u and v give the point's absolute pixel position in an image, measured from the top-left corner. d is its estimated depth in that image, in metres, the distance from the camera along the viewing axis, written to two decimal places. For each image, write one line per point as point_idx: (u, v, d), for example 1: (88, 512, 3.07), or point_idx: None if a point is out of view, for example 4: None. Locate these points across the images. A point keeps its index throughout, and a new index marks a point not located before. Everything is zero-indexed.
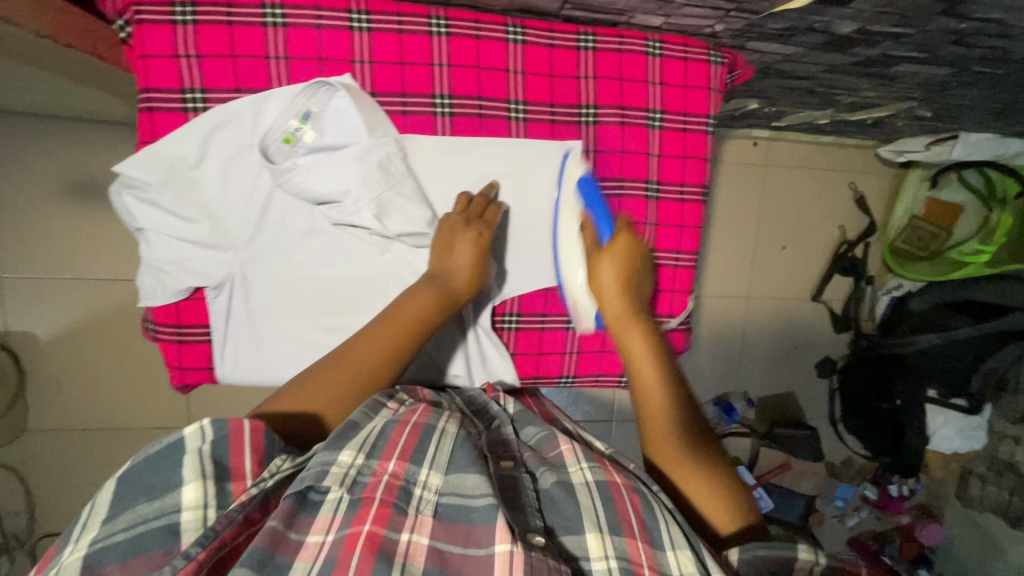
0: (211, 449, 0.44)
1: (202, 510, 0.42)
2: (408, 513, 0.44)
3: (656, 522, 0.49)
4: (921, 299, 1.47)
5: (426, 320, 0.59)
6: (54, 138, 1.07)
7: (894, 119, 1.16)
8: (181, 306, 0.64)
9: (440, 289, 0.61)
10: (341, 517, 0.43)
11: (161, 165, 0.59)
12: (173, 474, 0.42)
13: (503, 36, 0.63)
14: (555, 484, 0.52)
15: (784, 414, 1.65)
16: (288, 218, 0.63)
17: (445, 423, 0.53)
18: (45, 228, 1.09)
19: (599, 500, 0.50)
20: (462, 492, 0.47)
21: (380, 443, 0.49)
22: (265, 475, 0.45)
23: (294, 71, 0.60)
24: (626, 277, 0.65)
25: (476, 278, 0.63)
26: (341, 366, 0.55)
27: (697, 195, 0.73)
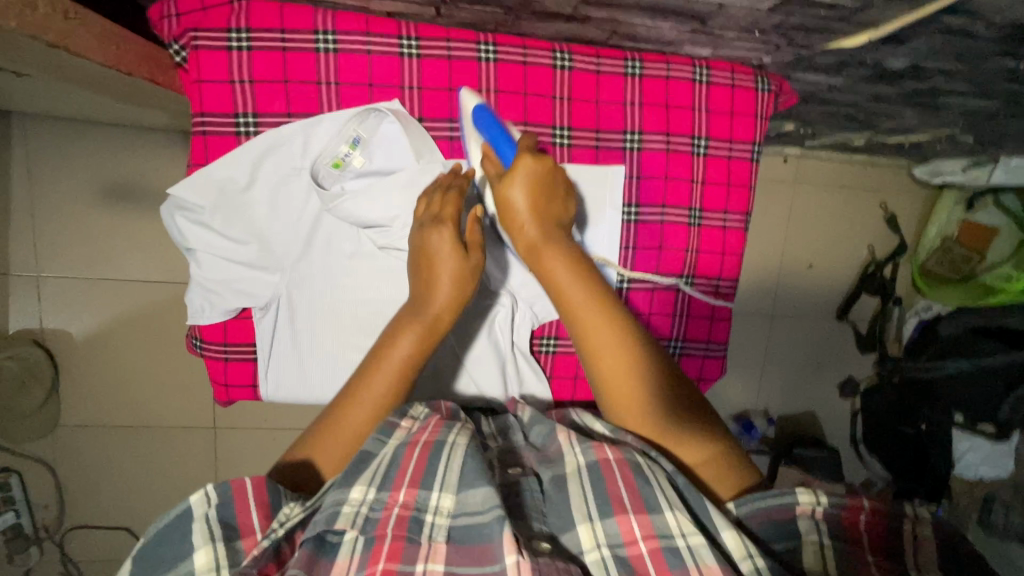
0: (217, 513, 0.46)
1: (216, 573, 0.44)
2: (421, 544, 0.45)
3: (649, 488, 0.48)
4: (949, 324, 1.44)
5: (411, 366, 0.56)
6: (95, 143, 1.09)
7: (932, 143, 1.15)
8: (229, 326, 0.64)
9: (421, 322, 0.57)
10: (358, 558, 0.45)
11: (212, 187, 0.60)
12: (184, 544, 0.45)
13: (550, 63, 0.64)
14: (553, 481, 0.51)
15: (803, 432, 1.64)
16: (333, 241, 0.64)
17: (455, 436, 0.51)
18: (83, 230, 1.11)
19: (591, 489, 0.48)
20: (469, 511, 0.46)
21: (391, 473, 0.48)
22: (276, 525, 0.45)
23: (344, 96, 0.61)
24: (542, 208, 0.56)
25: (459, 299, 0.58)
26: (321, 441, 0.53)
27: (741, 222, 0.72)
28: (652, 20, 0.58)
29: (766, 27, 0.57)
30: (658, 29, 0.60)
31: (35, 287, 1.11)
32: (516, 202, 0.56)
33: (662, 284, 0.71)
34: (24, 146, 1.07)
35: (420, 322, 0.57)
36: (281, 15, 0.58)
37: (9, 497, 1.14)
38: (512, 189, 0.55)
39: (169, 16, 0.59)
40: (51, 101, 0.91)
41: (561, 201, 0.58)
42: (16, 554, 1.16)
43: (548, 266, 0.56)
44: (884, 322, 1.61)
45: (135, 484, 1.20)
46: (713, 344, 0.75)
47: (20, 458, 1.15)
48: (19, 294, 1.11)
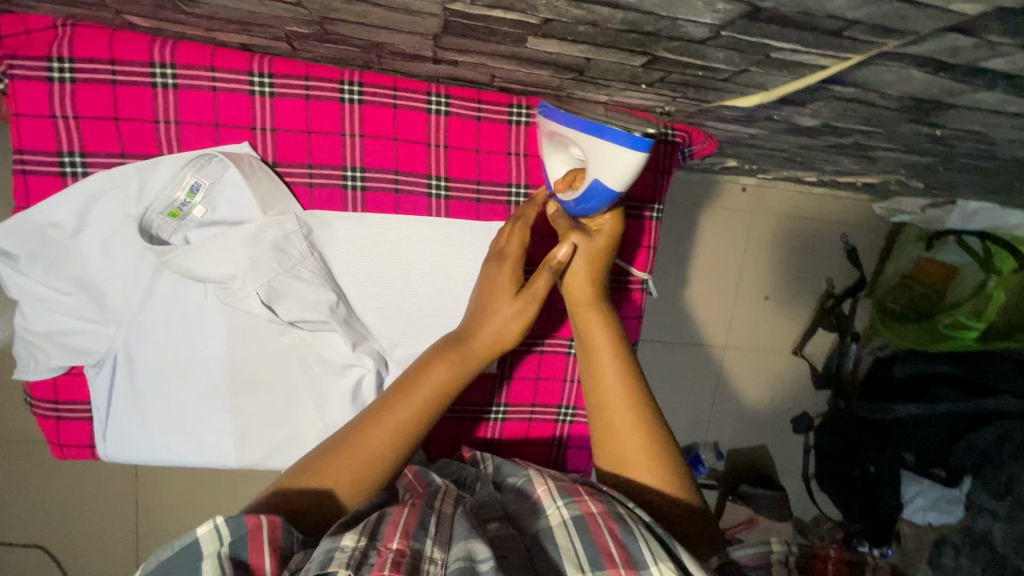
0: (230, 551, 0.39)
1: None
2: None
3: (633, 541, 0.44)
4: (904, 364, 1.40)
5: (446, 393, 0.54)
6: None
7: (885, 184, 1.09)
8: (58, 382, 0.59)
9: (458, 352, 0.55)
10: None
11: (33, 236, 0.54)
12: None
13: (424, 106, 0.58)
14: (540, 534, 0.48)
15: (754, 467, 1.60)
16: (176, 295, 0.58)
17: (441, 503, 0.50)
18: None
19: (576, 540, 0.45)
20: (462, 556, 0.42)
21: (384, 523, 0.45)
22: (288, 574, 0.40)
23: (186, 137, 0.55)
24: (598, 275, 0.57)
25: (502, 338, 0.57)
26: (344, 460, 0.48)
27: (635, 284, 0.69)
28: (526, 67, 0.52)
29: (651, 81, 0.51)
30: (538, 77, 0.54)
31: None
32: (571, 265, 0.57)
33: (551, 349, 0.70)
34: None
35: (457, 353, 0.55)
36: (109, 43, 0.51)
37: None
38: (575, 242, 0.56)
39: None
40: None
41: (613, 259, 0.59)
42: None
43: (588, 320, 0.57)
44: (840, 359, 1.56)
45: None
46: None
47: None
48: None
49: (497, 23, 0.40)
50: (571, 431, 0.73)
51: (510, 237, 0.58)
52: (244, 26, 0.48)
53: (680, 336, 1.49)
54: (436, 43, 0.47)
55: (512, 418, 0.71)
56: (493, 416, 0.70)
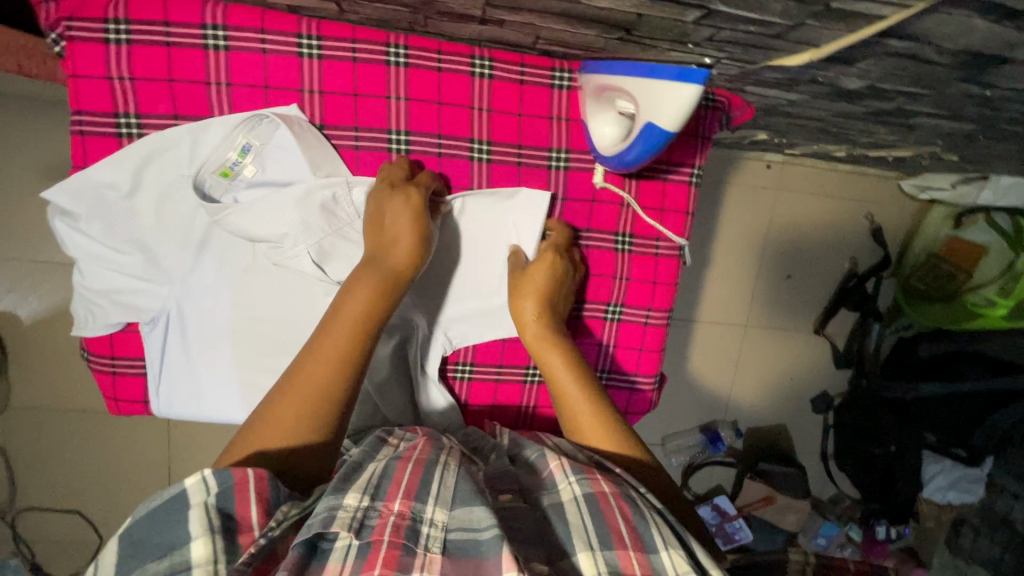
0: (217, 501, 0.40)
1: (211, 569, 0.38)
2: (417, 554, 0.41)
3: (646, 527, 0.45)
4: (929, 346, 1.39)
5: (365, 321, 0.52)
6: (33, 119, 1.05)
7: (916, 158, 1.09)
8: (114, 338, 0.61)
9: (381, 273, 0.55)
10: (351, 564, 0.40)
11: (91, 195, 0.56)
12: (178, 531, 0.39)
13: (468, 69, 0.58)
14: (550, 504, 0.48)
15: (771, 446, 1.61)
16: (227, 254, 0.60)
17: (446, 457, 0.51)
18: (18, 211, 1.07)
19: (587, 516, 0.45)
20: (468, 526, 0.43)
21: (383, 483, 0.46)
22: (271, 525, 0.41)
23: (236, 99, 0.56)
24: (549, 303, 0.60)
25: (418, 251, 0.56)
26: (259, 424, 0.46)
27: (673, 250, 0.66)
28: (573, 26, 0.52)
29: (699, 40, 0.51)
30: (583, 38, 0.55)
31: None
32: (524, 303, 0.60)
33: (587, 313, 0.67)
34: None
35: (374, 274, 0.55)
36: (163, 6, 0.53)
37: None
38: (523, 300, 0.60)
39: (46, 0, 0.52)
40: None
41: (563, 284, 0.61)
42: None
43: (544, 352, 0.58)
44: (862, 338, 1.54)
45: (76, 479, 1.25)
46: (641, 377, 0.69)
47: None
48: None
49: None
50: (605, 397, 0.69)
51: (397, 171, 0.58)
52: None
53: (702, 315, 1.49)
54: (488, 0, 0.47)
55: (547, 381, 0.69)
56: (528, 378, 0.69)
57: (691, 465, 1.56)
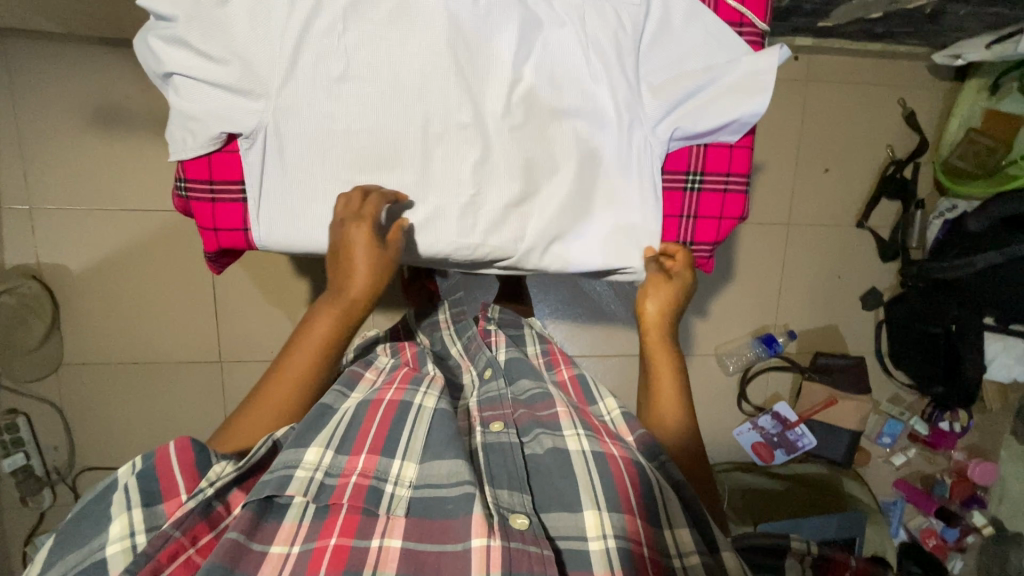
0: (137, 482, 0.59)
1: (129, 539, 0.57)
2: (377, 513, 0.62)
3: (651, 499, 0.66)
4: (978, 219, 1.38)
5: (333, 340, 0.69)
6: (101, 64, 1.22)
7: (955, 6, 1.09)
8: (211, 161, 0.70)
9: (341, 304, 0.68)
10: (308, 523, 0.61)
11: (190, 1, 0.63)
12: (109, 511, 0.57)
13: None
14: (551, 447, 0.72)
15: (824, 345, 1.60)
16: (322, 63, 0.67)
17: (421, 400, 0.74)
18: (92, 150, 1.25)
19: (594, 468, 0.68)
20: (435, 481, 0.66)
21: (346, 439, 0.67)
22: (206, 485, 0.59)
23: None
24: (667, 312, 0.78)
25: (371, 280, 0.68)
26: (280, 377, 0.68)
27: (755, 31, 0.75)
28: None
29: None
30: None
31: (29, 220, 1.25)
32: (648, 300, 0.78)
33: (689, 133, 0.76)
34: (19, 75, 1.20)
35: (338, 306, 0.68)
36: None
37: (19, 439, 1.31)
38: (648, 300, 0.78)
39: None
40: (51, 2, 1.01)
41: (682, 304, 0.79)
42: (31, 496, 1.33)
43: (653, 342, 0.78)
44: (906, 227, 1.52)
45: (142, 422, 1.37)
46: (734, 177, 0.78)
47: (30, 399, 1.32)
48: (16, 229, 1.25)
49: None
50: (698, 201, 0.78)
51: (361, 201, 0.68)
52: None
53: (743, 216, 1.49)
54: None
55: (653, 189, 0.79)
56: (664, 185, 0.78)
57: (745, 372, 1.57)
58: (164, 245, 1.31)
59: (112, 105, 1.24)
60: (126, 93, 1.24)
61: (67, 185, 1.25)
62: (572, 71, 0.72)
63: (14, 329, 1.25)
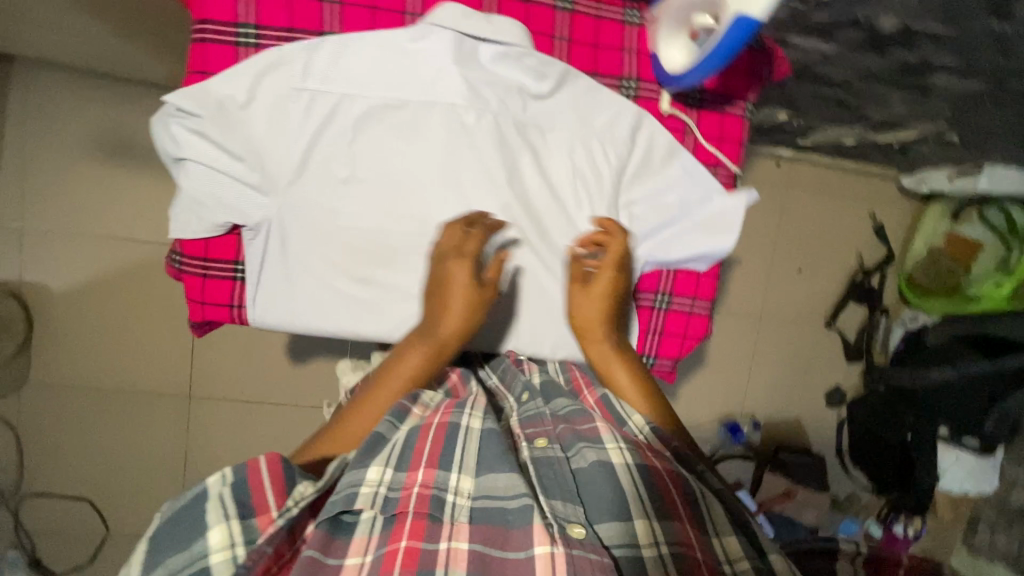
0: (231, 491, 0.56)
1: (228, 550, 0.53)
2: (443, 521, 0.57)
3: (699, 512, 0.62)
4: (935, 334, 1.46)
5: (419, 374, 0.70)
6: (115, 99, 1.26)
7: (920, 144, 1.18)
8: (209, 242, 0.72)
9: (432, 340, 0.70)
10: (376, 535, 0.57)
11: (212, 102, 0.66)
12: (201, 518, 0.54)
13: (552, 4, 0.74)
14: (596, 459, 0.63)
15: (787, 438, 1.62)
16: (330, 167, 0.71)
17: (467, 420, 0.65)
18: (89, 177, 1.27)
19: (643, 485, 0.61)
20: (496, 493, 0.60)
21: (405, 454, 0.61)
22: (292, 505, 0.55)
23: (346, 15, 0.70)
24: (606, 310, 0.76)
25: (465, 322, 0.70)
26: (362, 414, 0.67)
27: (727, 172, 0.81)
28: None
29: None
30: None
31: (18, 239, 1.26)
32: (585, 302, 0.76)
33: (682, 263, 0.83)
34: (33, 101, 1.24)
35: (431, 342, 0.70)
36: None
37: None
38: (584, 304, 0.76)
39: None
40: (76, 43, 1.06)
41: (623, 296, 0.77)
42: None
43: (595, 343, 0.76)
44: (871, 332, 1.61)
45: (98, 450, 1.34)
46: (699, 302, 0.84)
47: None
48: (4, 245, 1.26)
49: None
50: (665, 319, 0.83)
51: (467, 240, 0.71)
52: None
53: (719, 305, 1.55)
54: None
55: (641, 306, 0.83)
56: (659, 303, 0.83)
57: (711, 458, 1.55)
58: (148, 276, 1.32)
59: (119, 139, 1.28)
60: (135, 129, 1.28)
61: (62, 208, 1.27)
62: (560, 198, 0.77)
63: None
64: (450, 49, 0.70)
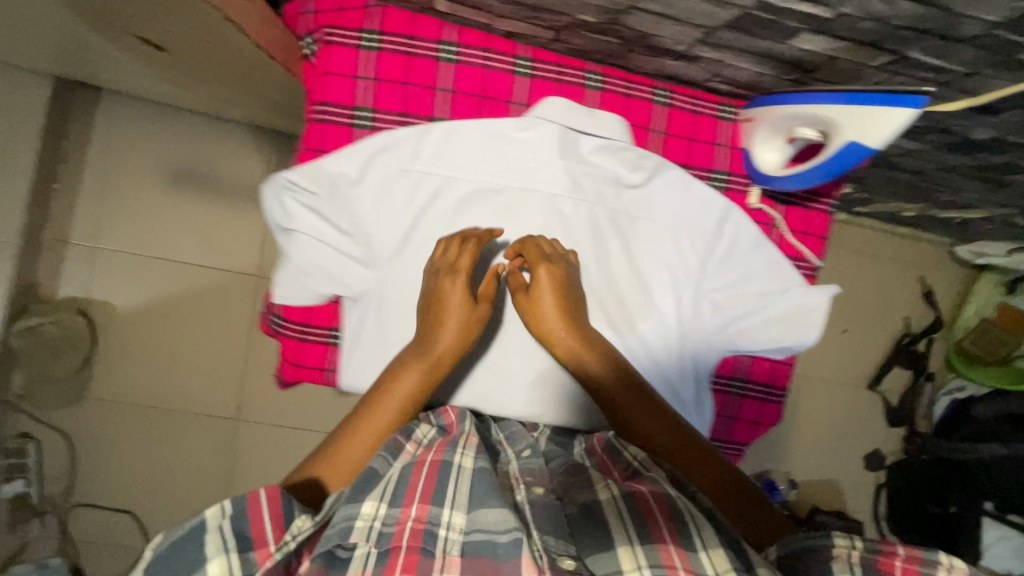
0: (230, 524, 0.56)
1: None
2: (435, 556, 0.55)
3: (684, 532, 0.58)
4: (984, 407, 1.43)
5: (414, 397, 0.69)
6: (195, 130, 1.33)
7: (982, 222, 1.18)
8: (309, 309, 0.79)
9: (427, 362, 0.70)
10: (371, 569, 0.54)
11: (328, 180, 0.75)
12: (199, 552, 0.54)
13: (650, 97, 0.79)
14: (584, 504, 0.63)
15: (824, 500, 1.59)
16: (426, 242, 0.76)
17: (460, 459, 0.63)
18: (162, 203, 1.33)
19: (632, 523, 0.59)
20: (484, 528, 0.56)
21: (400, 489, 0.59)
22: (289, 539, 0.55)
23: (457, 102, 0.77)
24: (565, 302, 0.71)
25: (461, 340, 0.71)
26: (354, 441, 0.66)
27: (811, 267, 0.83)
28: (741, 65, 0.67)
29: (879, 64, 0.61)
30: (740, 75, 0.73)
31: (90, 259, 1.32)
32: (543, 302, 0.71)
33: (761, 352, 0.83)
34: (118, 131, 1.31)
35: (425, 362, 0.70)
36: (410, 25, 0.74)
37: (24, 465, 1.30)
38: (541, 305, 0.71)
39: (307, 15, 0.76)
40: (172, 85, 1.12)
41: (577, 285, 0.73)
42: (19, 524, 1.30)
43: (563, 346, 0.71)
44: (915, 398, 1.59)
45: (144, 466, 1.37)
46: (776, 389, 0.84)
47: (44, 427, 1.33)
48: (76, 264, 1.31)
49: (776, 38, 0.58)
50: (740, 404, 0.84)
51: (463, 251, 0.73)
52: (532, 14, 0.66)
53: None
54: (698, 41, 0.63)
55: (716, 389, 0.83)
56: (733, 387, 0.84)
57: None
58: (208, 300, 1.36)
59: (193, 168, 1.33)
60: (209, 160, 1.34)
61: (135, 231, 1.33)
62: (645, 281, 0.77)
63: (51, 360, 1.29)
64: (551, 140, 0.77)
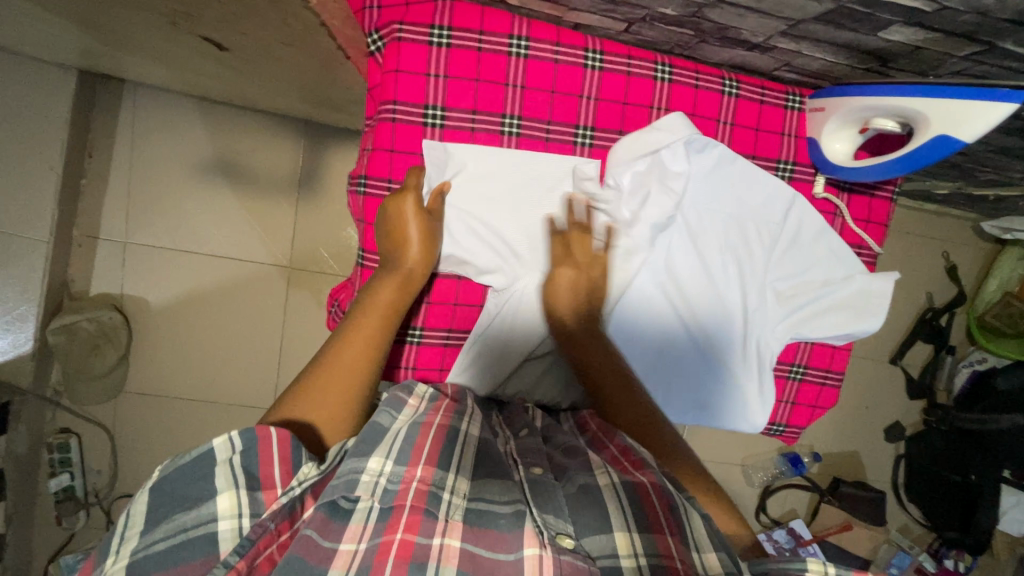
0: (240, 460, 0.51)
1: (237, 519, 0.49)
2: (438, 518, 0.52)
3: (681, 524, 0.55)
4: (1007, 377, 1.42)
5: (395, 304, 0.71)
6: (224, 119, 1.32)
7: (1016, 199, 1.20)
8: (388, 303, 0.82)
9: (401, 270, 0.74)
10: (372, 526, 0.51)
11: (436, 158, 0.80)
12: (207, 485, 0.49)
13: (719, 88, 0.83)
14: (582, 486, 0.60)
15: (846, 471, 1.64)
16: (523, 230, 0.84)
17: (465, 427, 0.64)
18: (192, 194, 1.32)
19: (629, 505, 0.56)
20: (485, 500, 0.56)
21: (405, 447, 0.57)
22: (295, 484, 0.52)
23: (529, 96, 0.80)
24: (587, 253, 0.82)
25: (428, 253, 0.75)
26: (347, 346, 0.66)
27: (871, 253, 0.89)
28: (814, 50, 0.73)
29: (967, 51, 0.67)
30: (808, 61, 0.78)
31: (121, 252, 1.31)
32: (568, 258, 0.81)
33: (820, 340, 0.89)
34: (144, 121, 1.29)
35: (399, 276, 0.74)
36: (481, 20, 0.77)
37: (68, 459, 1.29)
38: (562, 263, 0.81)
39: (370, 9, 0.76)
40: (200, 79, 1.09)
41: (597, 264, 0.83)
42: (66, 517, 1.29)
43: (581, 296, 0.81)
44: (935, 370, 1.61)
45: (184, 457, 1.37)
46: (832, 374, 0.91)
47: (84, 421, 1.33)
48: (108, 258, 1.30)
49: (865, 29, 0.65)
50: (798, 390, 0.90)
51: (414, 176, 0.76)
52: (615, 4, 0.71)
53: None
54: (788, 28, 0.68)
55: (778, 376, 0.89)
56: (792, 374, 0.89)
57: (768, 486, 1.60)
58: (243, 293, 1.36)
59: (221, 160, 1.32)
60: (240, 150, 1.33)
61: (166, 225, 1.32)
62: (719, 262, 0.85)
63: (89, 356, 1.27)
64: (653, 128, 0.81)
